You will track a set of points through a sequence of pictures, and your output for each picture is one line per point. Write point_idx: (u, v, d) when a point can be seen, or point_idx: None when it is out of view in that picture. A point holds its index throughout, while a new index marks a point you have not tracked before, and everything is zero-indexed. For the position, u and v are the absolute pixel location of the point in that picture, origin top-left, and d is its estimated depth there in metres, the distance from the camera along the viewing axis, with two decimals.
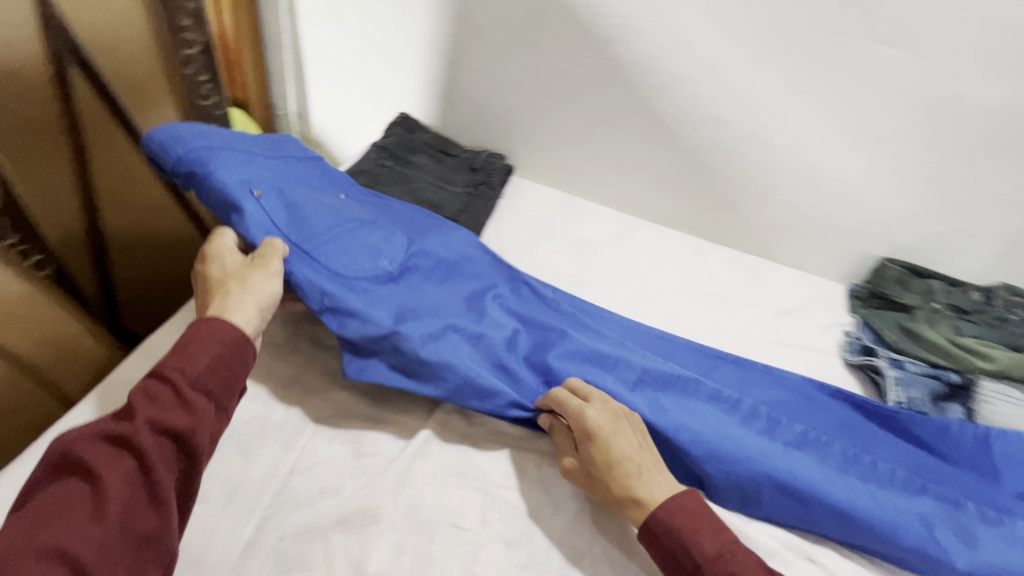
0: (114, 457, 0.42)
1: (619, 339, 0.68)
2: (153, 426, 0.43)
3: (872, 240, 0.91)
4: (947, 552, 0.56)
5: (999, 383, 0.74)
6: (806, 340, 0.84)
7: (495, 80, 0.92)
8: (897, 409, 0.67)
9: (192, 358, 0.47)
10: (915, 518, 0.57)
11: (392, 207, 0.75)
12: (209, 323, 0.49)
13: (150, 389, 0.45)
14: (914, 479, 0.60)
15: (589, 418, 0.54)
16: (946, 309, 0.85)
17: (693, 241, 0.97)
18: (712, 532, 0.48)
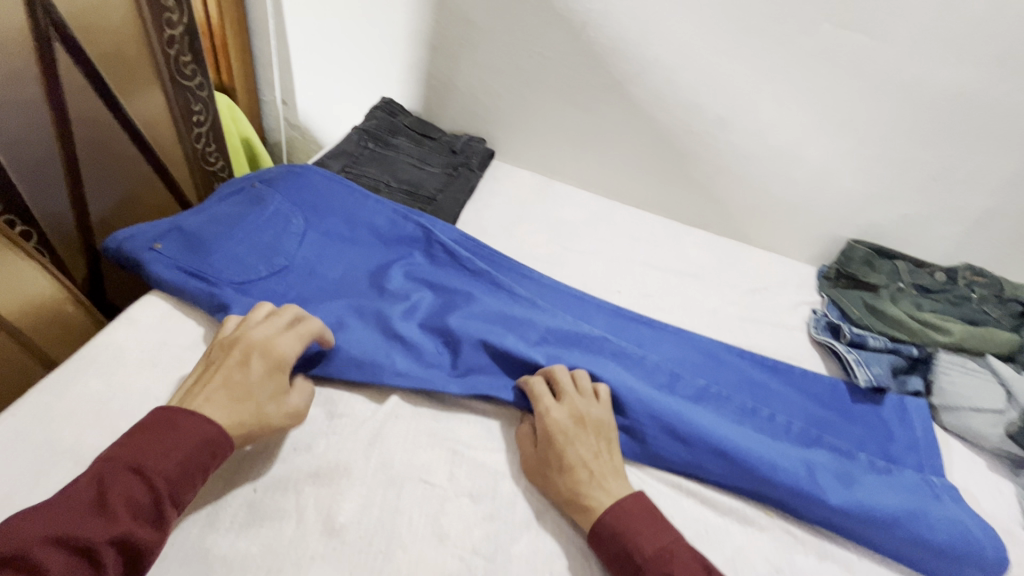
0: (72, 566, 0.38)
1: (531, 299, 0.71)
2: (121, 542, 0.40)
3: (841, 222, 0.93)
4: (824, 491, 0.59)
5: (955, 355, 0.77)
6: (774, 318, 0.86)
7: (476, 65, 0.94)
8: (791, 365, 0.75)
9: (173, 465, 0.44)
10: (798, 461, 0.61)
11: (304, 181, 0.77)
12: (199, 419, 0.47)
13: (126, 491, 0.42)
14: (811, 432, 0.66)
15: (553, 419, 0.57)
16: (910, 288, 0.88)
17: (669, 224, 1.00)
18: (654, 534, 0.50)
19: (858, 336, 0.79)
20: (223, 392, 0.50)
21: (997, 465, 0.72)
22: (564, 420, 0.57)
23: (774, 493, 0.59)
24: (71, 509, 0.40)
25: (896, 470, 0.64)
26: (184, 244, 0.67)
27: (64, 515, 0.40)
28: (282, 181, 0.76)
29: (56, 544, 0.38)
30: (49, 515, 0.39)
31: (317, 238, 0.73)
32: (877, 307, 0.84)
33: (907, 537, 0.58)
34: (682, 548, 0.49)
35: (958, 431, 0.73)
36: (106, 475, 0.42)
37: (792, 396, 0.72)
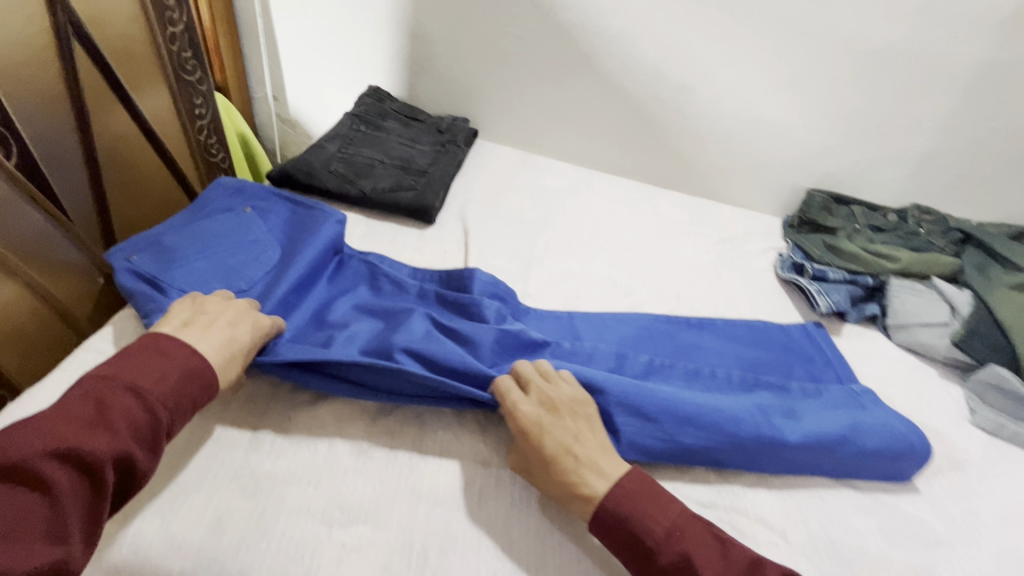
0: (76, 480, 0.41)
1: (479, 303, 0.67)
2: (121, 459, 0.43)
3: (800, 173, 1.02)
4: (780, 430, 0.60)
5: (905, 280, 0.86)
6: (744, 262, 0.94)
7: (455, 49, 1.01)
8: (713, 322, 0.79)
9: (170, 391, 0.47)
10: (752, 406, 0.62)
11: (281, 206, 0.79)
12: (190, 355, 0.50)
13: (125, 411, 0.44)
14: (748, 379, 0.70)
15: (523, 414, 0.54)
16: (865, 229, 0.97)
17: (644, 187, 1.07)
18: (663, 511, 0.49)
19: (819, 270, 0.88)
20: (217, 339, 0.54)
21: (946, 373, 0.80)
22: (537, 406, 0.55)
23: (744, 448, 0.58)
24: (70, 422, 0.43)
25: (824, 389, 0.71)
26: (158, 256, 0.67)
27: (68, 427, 0.42)
28: (274, 211, 0.78)
29: (56, 456, 0.41)
30: (51, 426, 0.42)
31: (278, 266, 0.70)
32: (836, 245, 0.92)
33: (853, 451, 0.61)
34: (690, 522, 0.49)
35: (910, 345, 0.81)
36: (104, 393, 0.45)
37: (723, 347, 0.76)
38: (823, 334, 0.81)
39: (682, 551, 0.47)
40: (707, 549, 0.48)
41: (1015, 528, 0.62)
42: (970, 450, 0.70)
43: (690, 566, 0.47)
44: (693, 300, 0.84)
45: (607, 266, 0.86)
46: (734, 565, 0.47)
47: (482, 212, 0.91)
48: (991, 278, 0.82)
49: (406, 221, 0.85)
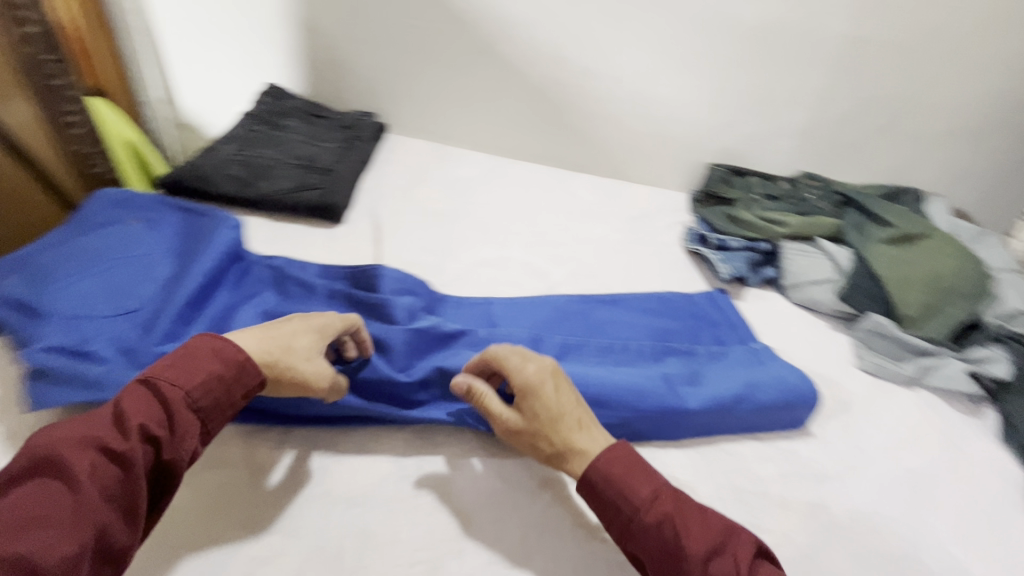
0: (102, 464, 0.41)
1: (389, 302, 0.66)
2: (141, 443, 0.42)
3: (700, 149, 1.08)
4: (683, 397, 0.64)
5: (796, 243, 0.92)
6: (654, 237, 0.98)
7: (354, 41, 0.99)
8: (626, 296, 0.83)
9: (178, 379, 0.47)
10: (655, 378, 0.65)
11: (175, 215, 0.74)
12: (209, 340, 0.49)
13: (138, 403, 0.44)
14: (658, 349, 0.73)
15: (529, 374, 0.54)
16: (761, 198, 1.03)
17: (557, 172, 1.09)
18: (648, 479, 0.50)
19: (721, 241, 0.93)
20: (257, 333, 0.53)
21: (836, 325, 0.88)
22: (543, 372, 0.55)
23: (648, 421, 0.62)
24: (94, 420, 0.43)
25: (728, 350, 0.75)
26: (29, 276, 0.61)
27: (93, 423, 0.43)
28: (166, 220, 0.73)
29: (82, 444, 0.41)
30: (73, 425, 0.42)
31: (173, 278, 0.66)
32: (735, 216, 0.98)
33: (753, 408, 0.66)
34: (675, 492, 0.50)
35: (804, 302, 0.89)
36: (123, 392, 0.45)
37: (635, 320, 0.79)
38: (723, 300, 0.86)
39: (660, 515, 0.48)
40: (691, 516, 0.48)
41: (894, 456, 0.69)
42: (857, 391, 0.77)
43: (665, 530, 0.47)
44: (606, 277, 0.87)
45: (522, 251, 0.88)
46: (711, 531, 0.47)
47: (394, 207, 0.90)
48: (867, 235, 0.90)
49: (312, 221, 0.83)
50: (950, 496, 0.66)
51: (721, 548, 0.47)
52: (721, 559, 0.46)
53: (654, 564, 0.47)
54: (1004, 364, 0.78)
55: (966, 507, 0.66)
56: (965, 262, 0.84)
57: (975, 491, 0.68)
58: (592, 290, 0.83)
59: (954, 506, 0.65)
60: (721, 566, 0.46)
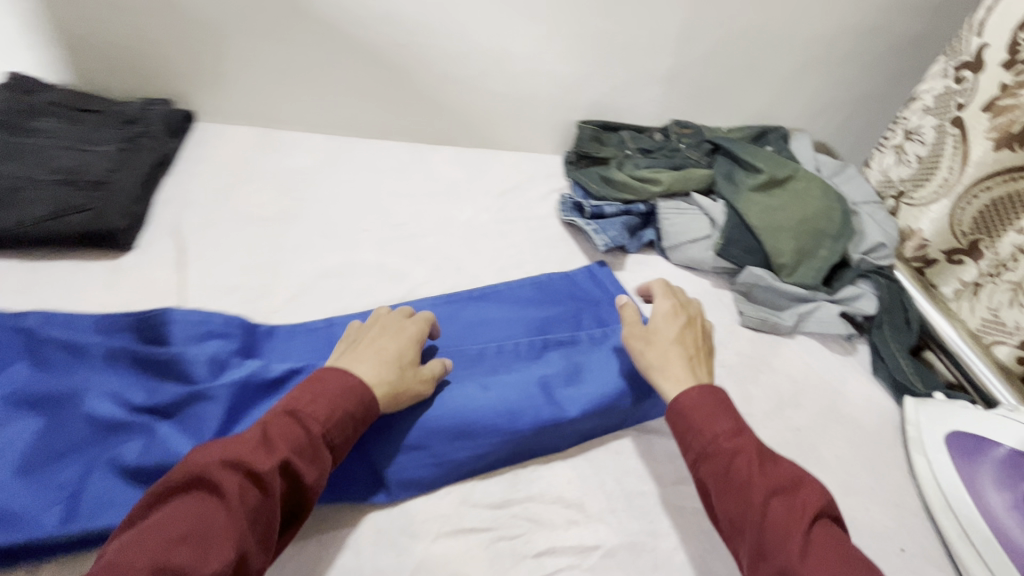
0: (243, 487, 0.40)
1: (187, 356, 0.51)
2: (276, 470, 0.42)
3: (567, 106, 0.99)
4: (563, 406, 0.57)
5: (671, 201, 0.87)
6: (527, 211, 0.89)
7: (119, 11, 0.77)
8: (499, 285, 0.74)
9: (327, 407, 0.46)
10: (533, 387, 0.58)
11: None
12: (339, 373, 0.49)
13: (285, 428, 0.44)
14: (535, 344, 0.65)
15: (662, 306, 0.63)
16: (635, 153, 0.98)
17: (414, 148, 0.96)
18: (730, 417, 0.52)
19: (596, 207, 0.86)
20: (371, 352, 0.53)
21: (718, 282, 0.85)
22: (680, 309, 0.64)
23: (523, 443, 0.55)
24: (241, 441, 0.42)
25: (610, 331, 0.68)
26: None
27: (239, 444, 0.42)
28: None
29: (226, 466, 0.40)
30: (230, 443, 0.42)
31: None
32: (608, 177, 0.91)
33: (638, 399, 0.61)
34: (756, 439, 0.51)
35: (686, 263, 0.85)
36: (269, 417, 0.45)
37: (510, 313, 0.70)
38: (605, 270, 0.79)
39: (734, 449, 0.49)
40: (766, 460, 0.49)
41: (779, 416, 0.69)
42: (741, 351, 0.75)
43: (737, 459, 0.48)
44: (475, 267, 0.77)
45: (373, 251, 0.75)
46: (780, 472, 0.48)
47: (203, 219, 0.72)
48: (737, 184, 0.87)
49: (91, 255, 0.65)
50: (832, 447, 0.66)
51: (787, 487, 0.46)
52: (787, 497, 0.46)
53: (720, 490, 0.48)
54: (870, 299, 0.81)
55: (848, 455, 0.66)
56: (829, 200, 0.83)
57: (855, 436, 0.68)
58: (460, 287, 0.74)
59: (837, 458, 0.65)
60: (784, 505, 0.45)
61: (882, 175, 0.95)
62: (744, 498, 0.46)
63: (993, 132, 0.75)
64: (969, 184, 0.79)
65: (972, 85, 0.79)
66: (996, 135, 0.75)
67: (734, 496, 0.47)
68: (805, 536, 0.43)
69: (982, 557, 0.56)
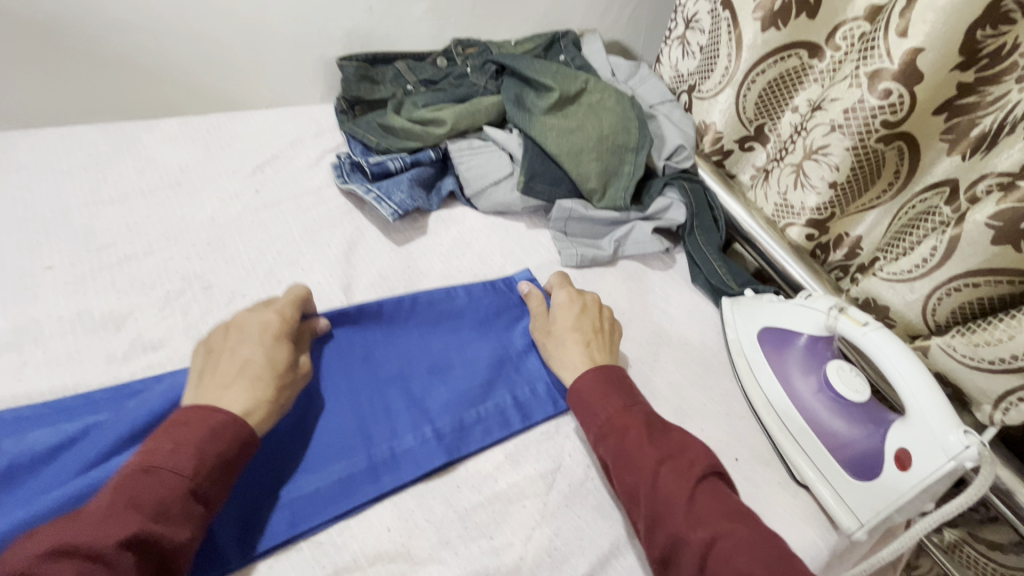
0: (83, 574, 0.33)
1: None
2: (129, 544, 0.35)
3: (315, 41, 0.79)
4: (426, 408, 0.54)
5: (462, 141, 0.76)
6: (295, 185, 0.72)
7: None
8: (385, 301, 0.60)
9: (192, 456, 0.40)
10: (390, 389, 0.55)
11: None
12: (201, 410, 0.42)
13: (142, 490, 0.37)
14: (411, 337, 0.59)
15: (559, 300, 0.62)
16: (417, 87, 0.83)
17: (115, 129, 0.71)
18: (627, 396, 0.52)
19: (377, 165, 0.71)
20: (235, 368, 0.46)
21: (533, 221, 0.77)
22: (578, 294, 0.63)
23: (378, 459, 0.49)
24: (83, 520, 0.36)
25: (500, 320, 0.64)
26: None
27: (78, 525, 0.35)
28: None
29: (59, 555, 0.34)
30: (67, 526, 0.35)
31: None
32: (385, 124, 0.76)
33: (512, 391, 0.58)
34: (646, 410, 0.52)
35: (495, 209, 0.75)
36: (119, 482, 0.38)
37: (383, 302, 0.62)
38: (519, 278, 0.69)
39: (626, 424, 0.50)
40: (650, 431, 0.49)
41: None
42: None
43: (627, 432, 0.49)
44: (230, 281, 0.59)
45: (67, 296, 0.54)
46: (669, 440, 0.49)
47: None
48: (528, 107, 0.76)
49: None
50: (665, 374, 0.65)
51: (674, 454, 0.48)
52: (672, 466, 0.47)
53: (621, 473, 0.48)
54: (680, 208, 0.78)
55: (680, 379, 0.65)
56: (624, 109, 0.77)
57: (682, 354, 0.68)
58: (213, 314, 0.56)
59: (670, 386, 0.64)
60: (673, 472, 0.46)
61: (673, 70, 0.91)
62: (638, 473, 0.47)
63: (758, 12, 0.72)
64: (746, 70, 0.77)
65: None
66: (762, 14, 0.72)
67: (632, 471, 0.47)
68: (693, 498, 0.45)
69: (800, 444, 0.59)
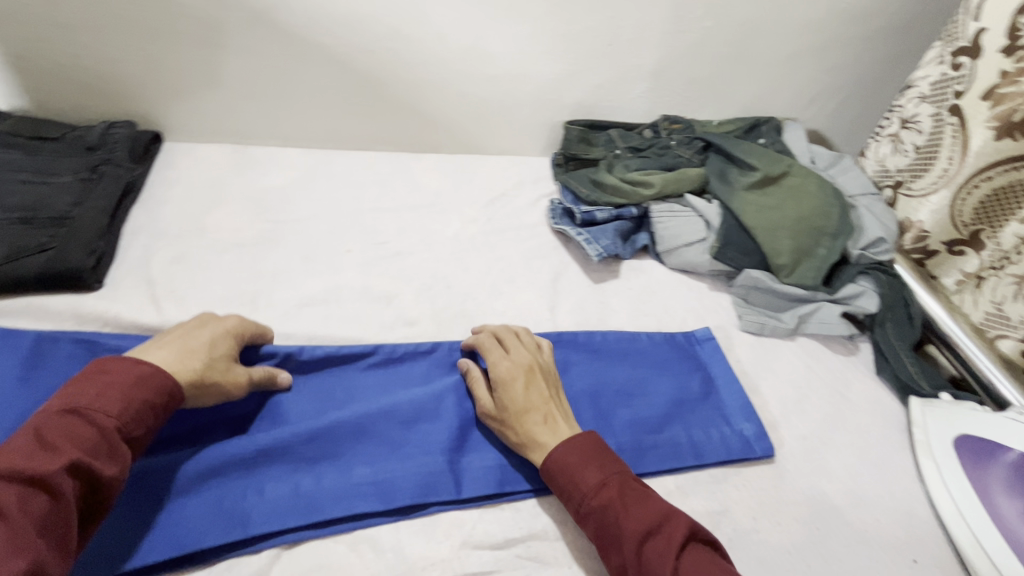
0: (23, 498, 0.37)
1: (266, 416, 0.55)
2: (67, 471, 0.39)
3: (551, 107, 0.95)
4: (609, 422, 0.62)
5: (664, 204, 0.85)
6: (516, 220, 0.86)
7: (70, 29, 0.72)
8: (579, 333, 0.70)
9: (117, 400, 0.44)
10: (583, 403, 0.63)
11: None
12: (129, 363, 0.46)
13: (66, 429, 0.41)
14: (600, 361, 0.68)
15: (505, 370, 0.58)
16: (624, 151, 0.95)
17: (395, 158, 0.93)
18: (599, 466, 0.51)
19: (587, 214, 0.82)
20: (178, 342, 0.51)
21: (715, 284, 0.83)
22: (524, 363, 0.59)
23: None
24: (13, 450, 0.39)
25: (680, 367, 0.70)
26: None
27: (9, 455, 0.39)
28: None
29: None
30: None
31: None
32: (598, 180, 0.88)
33: (685, 427, 0.63)
34: (623, 476, 0.51)
35: (682, 267, 0.82)
36: (44, 421, 0.41)
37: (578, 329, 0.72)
38: (704, 332, 0.74)
39: (606, 499, 0.49)
40: (631, 503, 0.49)
41: (784, 425, 0.67)
42: (743, 359, 0.73)
43: (607, 511, 0.49)
44: (465, 285, 0.74)
45: (358, 274, 0.72)
46: (648, 513, 0.48)
47: (176, 252, 0.69)
48: (731, 182, 0.85)
49: (56, 297, 0.61)
50: (839, 455, 0.65)
51: (655, 529, 0.47)
52: (654, 542, 0.47)
53: (604, 548, 0.49)
54: (871, 297, 0.78)
55: (857, 465, 0.64)
56: (826, 196, 0.81)
57: (860, 441, 0.67)
58: (452, 307, 0.71)
59: (845, 468, 0.64)
60: (655, 546, 0.46)
61: (878, 165, 0.92)
62: (621, 550, 0.47)
63: (993, 121, 0.73)
64: (970, 174, 0.76)
65: (970, 73, 0.76)
66: (997, 124, 0.73)
67: (614, 550, 0.48)
68: None
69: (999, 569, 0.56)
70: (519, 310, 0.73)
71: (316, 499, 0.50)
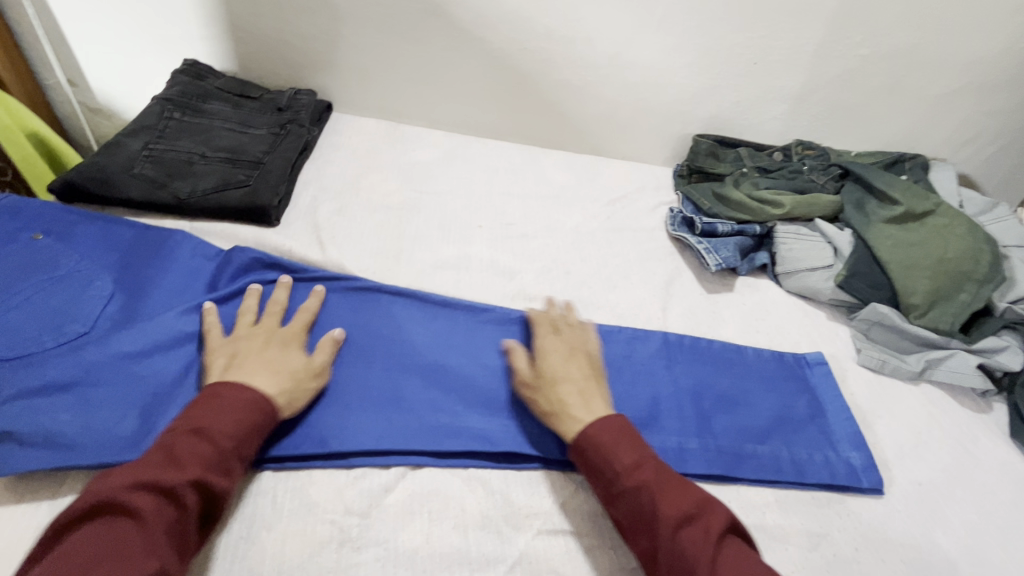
0: (156, 507, 0.40)
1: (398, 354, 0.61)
2: (192, 485, 0.42)
3: (683, 119, 0.97)
4: (711, 425, 0.62)
5: (790, 226, 0.84)
6: (634, 223, 0.88)
7: (283, 8, 0.84)
8: (687, 337, 0.71)
9: (230, 422, 0.46)
10: (686, 402, 0.64)
11: (97, 231, 0.65)
12: (240, 388, 0.48)
13: (190, 446, 0.44)
14: (705, 366, 0.69)
15: (545, 345, 0.60)
16: (752, 172, 0.93)
17: (526, 150, 0.99)
18: (631, 447, 0.50)
19: (709, 225, 0.83)
20: (263, 365, 0.52)
21: (834, 314, 0.80)
22: (573, 340, 0.61)
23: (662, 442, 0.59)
24: (146, 463, 0.42)
25: (789, 387, 0.69)
26: None
27: (144, 467, 0.42)
28: (86, 235, 0.64)
29: (138, 489, 0.40)
30: (136, 466, 0.42)
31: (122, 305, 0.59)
32: (723, 195, 0.88)
33: (789, 446, 0.63)
34: (658, 462, 0.50)
35: (801, 291, 0.81)
36: (173, 439, 0.44)
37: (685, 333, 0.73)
38: (819, 358, 0.72)
39: (639, 481, 0.48)
40: (666, 487, 0.47)
41: (897, 466, 0.64)
42: (858, 394, 0.71)
43: (640, 493, 0.47)
44: (582, 274, 0.77)
45: (485, 248, 0.78)
46: (688, 500, 0.47)
47: (336, 206, 0.78)
48: (868, 215, 0.82)
49: (244, 227, 0.72)
50: (957, 509, 0.61)
51: (694, 516, 0.46)
52: (691, 529, 0.45)
53: (633, 529, 0.47)
54: (1016, 354, 0.72)
55: (980, 524, 0.60)
56: (976, 241, 0.77)
57: (984, 501, 0.62)
58: (568, 292, 0.74)
59: (963, 523, 0.60)
60: (691, 534, 0.44)
61: None
62: (652, 532, 0.46)
63: None
64: None
65: None
66: None
67: (644, 532, 0.47)
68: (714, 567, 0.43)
69: None
70: (631, 304, 0.75)
71: (438, 433, 0.55)
